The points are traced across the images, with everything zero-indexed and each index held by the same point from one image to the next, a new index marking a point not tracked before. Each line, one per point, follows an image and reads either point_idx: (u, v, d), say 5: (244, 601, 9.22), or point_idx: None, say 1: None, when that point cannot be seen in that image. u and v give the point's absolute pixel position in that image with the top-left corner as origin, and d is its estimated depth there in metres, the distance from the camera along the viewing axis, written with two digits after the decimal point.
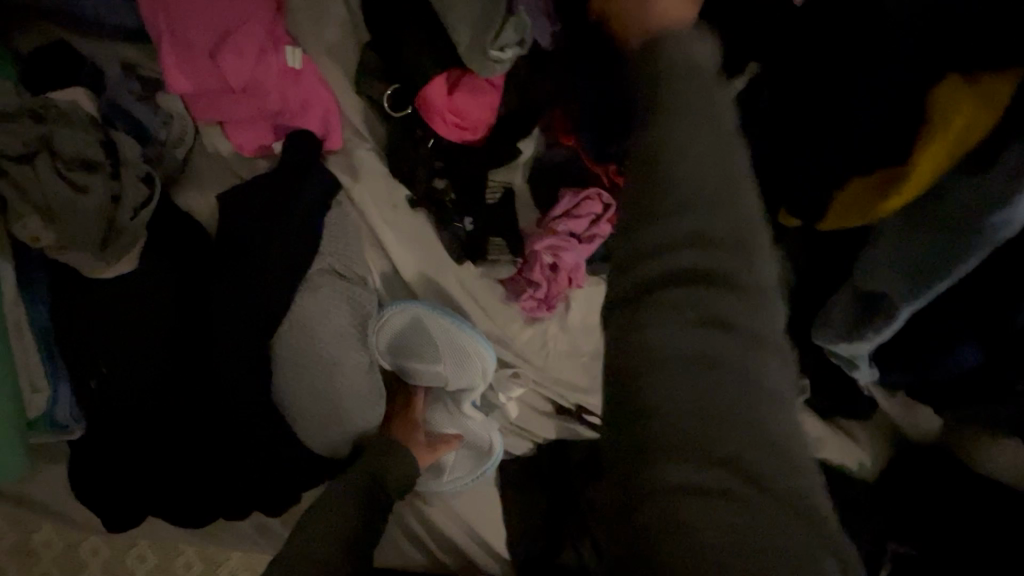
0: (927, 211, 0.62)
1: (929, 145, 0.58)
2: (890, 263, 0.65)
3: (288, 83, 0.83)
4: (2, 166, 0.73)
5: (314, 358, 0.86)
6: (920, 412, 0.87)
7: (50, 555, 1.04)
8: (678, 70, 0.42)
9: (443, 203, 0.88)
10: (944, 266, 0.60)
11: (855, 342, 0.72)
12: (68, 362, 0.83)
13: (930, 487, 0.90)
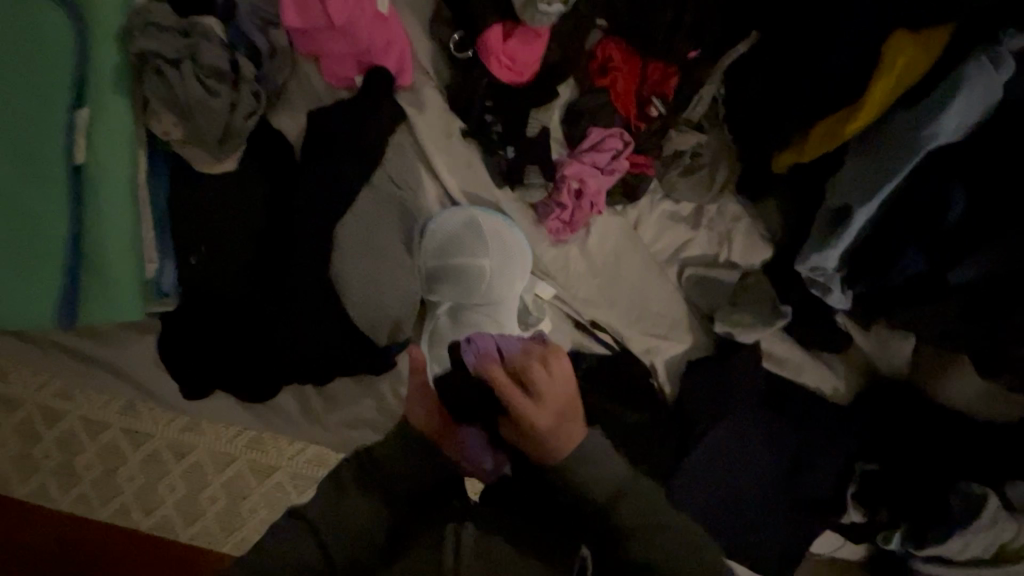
0: (878, 136, 0.81)
1: (881, 80, 0.78)
2: (856, 177, 0.82)
3: (378, 26, 1.00)
4: (159, 67, 0.93)
5: (373, 246, 1.04)
6: (893, 346, 1.07)
7: (125, 425, 1.21)
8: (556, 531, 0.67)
9: (491, 134, 1.06)
10: (894, 170, 0.77)
11: (830, 250, 0.86)
12: (177, 240, 1.03)
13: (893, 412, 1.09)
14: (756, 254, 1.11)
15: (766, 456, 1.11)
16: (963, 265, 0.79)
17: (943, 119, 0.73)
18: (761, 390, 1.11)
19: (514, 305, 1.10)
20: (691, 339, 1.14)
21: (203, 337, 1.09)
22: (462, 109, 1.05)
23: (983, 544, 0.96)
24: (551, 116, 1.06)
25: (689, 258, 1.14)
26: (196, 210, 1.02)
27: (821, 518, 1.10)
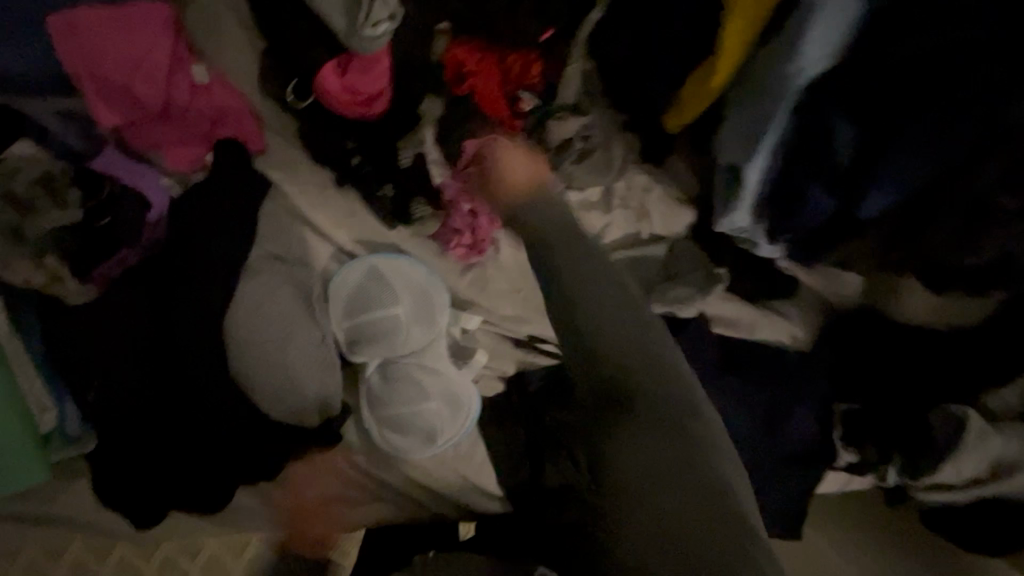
0: (745, 79, 0.76)
1: (730, 21, 0.72)
2: (736, 128, 0.77)
3: (200, 97, 0.93)
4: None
5: (266, 333, 0.95)
6: (840, 279, 1.04)
7: None
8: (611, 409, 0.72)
9: (361, 176, 0.97)
10: (767, 118, 0.73)
11: (733, 210, 0.81)
12: (67, 379, 0.96)
13: (864, 344, 1.03)
14: (677, 220, 1.05)
15: (744, 424, 1.04)
16: (872, 192, 0.71)
17: (801, 53, 0.68)
18: (718, 358, 1.05)
19: (443, 345, 1.04)
20: (636, 326, 1.07)
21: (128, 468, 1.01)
22: (323, 158, 0.97)
23: (975, 462, 0.90)
24: (422, 140, 0.97)
25: (611, 244, 1.06)
26: (76, 344, 0.95)
27: (814, 468, 1.05)
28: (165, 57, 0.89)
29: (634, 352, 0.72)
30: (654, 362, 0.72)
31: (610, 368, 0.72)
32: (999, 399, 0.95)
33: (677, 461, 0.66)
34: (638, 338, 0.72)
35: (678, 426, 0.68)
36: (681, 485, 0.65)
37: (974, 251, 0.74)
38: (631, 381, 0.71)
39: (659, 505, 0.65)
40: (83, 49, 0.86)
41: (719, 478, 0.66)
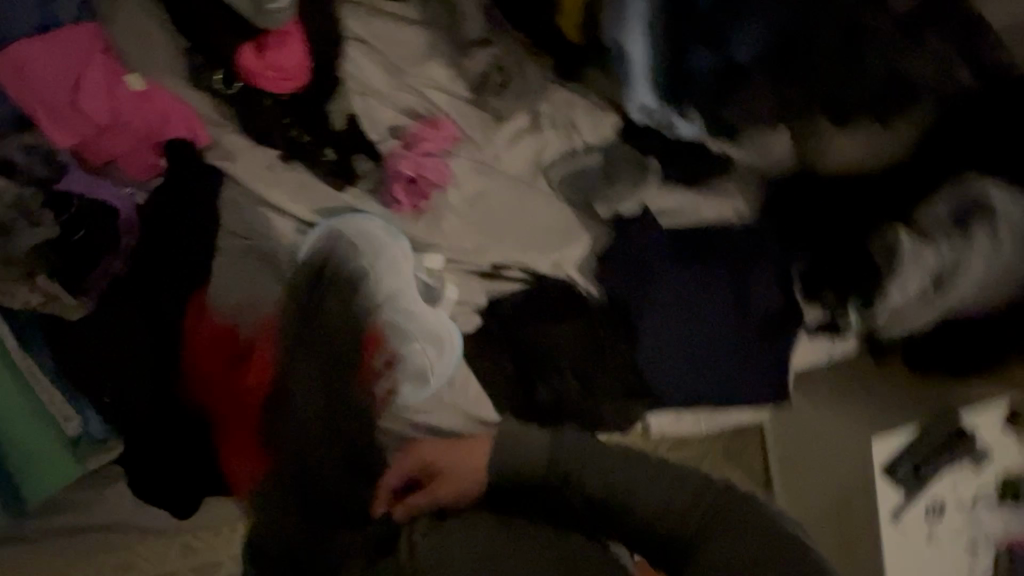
0: None
1: None
2: (613, 20, 0.99)
3: (140, 103, 1.00)
4: None
5: (246, 306, 1.07)
6: (771, 145, 1.07)
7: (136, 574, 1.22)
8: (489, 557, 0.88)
9: (303, 146, 1.05)
10: (627, 10, 0.98)
11: (631, 93, 1.02)
12: (81, 388, 1.04)
13: (804, 201, 1.07)
14: (604, 125, 1.11)
15: (710, 303, 1.11)
16: (734, 38, 0.97)
17: None
18: (674, 248, 1.11)
19: (413, 288, 1.10)
20: (590, 234, 1.13)
21: (162, 460, 1.10)
22: (266, 137, 1.04)
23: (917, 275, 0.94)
24: (350, 103, 1.05)
25: (548, 162, 1.12)
26: (80, 354, 1.03)
27: (784, 329, 1.11)
28: (99, 76, 0.98)
29: (652, 496, 0.88)
30: (632, 456, 0.92)
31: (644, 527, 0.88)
32: (936, 218, 0.99)
33: (732, 545, 0.81)
34: (660, 479, 0.89)
35: (716, 509, 0.85)
36: (726, 531, 0.82)
37: None
38: (677, 501, 0.87)
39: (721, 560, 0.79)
40: (29, 84, 0.97)
41: (753, 522, 0.82)
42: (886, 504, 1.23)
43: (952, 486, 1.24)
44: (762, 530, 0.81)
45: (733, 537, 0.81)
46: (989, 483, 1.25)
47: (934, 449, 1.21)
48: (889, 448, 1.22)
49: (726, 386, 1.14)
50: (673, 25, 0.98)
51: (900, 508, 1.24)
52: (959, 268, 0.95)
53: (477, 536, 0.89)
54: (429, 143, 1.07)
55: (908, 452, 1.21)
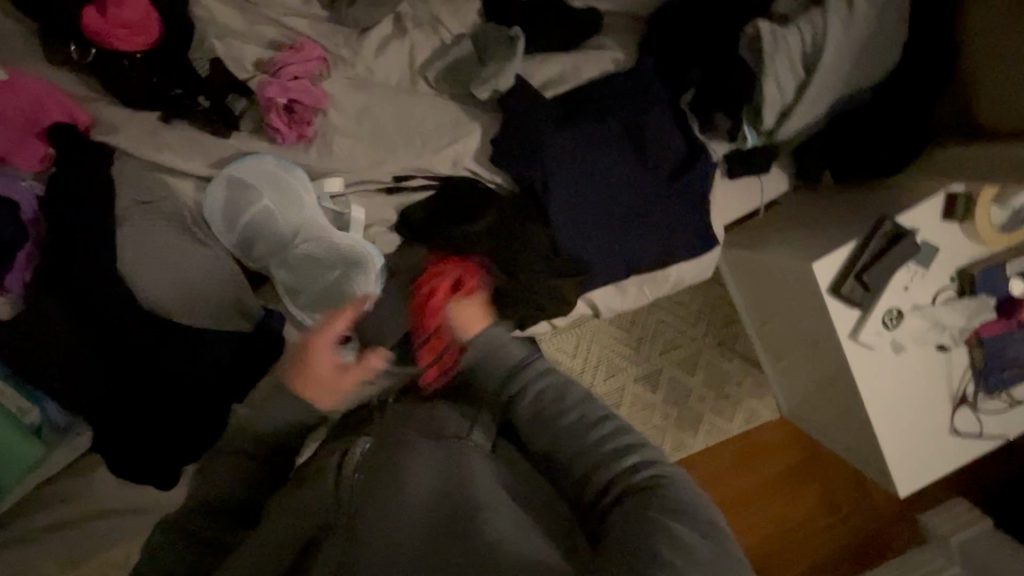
0: None
1: None
2: None
3: (10, 94, 1.02)
4: None
5: (162, 267, 1.08)
6: None
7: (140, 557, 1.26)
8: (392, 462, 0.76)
9: (176, 101, 1.06)
10: None
11: None
12: (33, 378, 1.09)
13: (676, 35, 1.08)
14: (467, 12, 1.11)
15: (609, 161, 1.10)
16: None
17: None
18: (559, 114, 1.10)
19: (320, 216, 1.13)
20: (479, 123, 1.14)
21: (130, 434, 1.15)
22: (137, 99, 1.06)
23: (784, 69, 0.92)
24: (210, 45, 1.06)
25: (420, 62, 1.12)
26: (19, 347, 1.07)
27: (690, 170, 1.11)
28: None
29: (580, 451, 0.71)
30: (548, 422, 0.75)
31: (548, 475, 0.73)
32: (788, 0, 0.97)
33: (636, 532, 0.60)
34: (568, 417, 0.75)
35: (638, 512, 0.62)
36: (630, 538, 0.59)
37: None
38: (572, 458, 0.71)
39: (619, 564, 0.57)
40: None
41: (668, 528, 0.59)
42: (843, 323, 1.23)
43: (905, 289, 1.23)
44: (674, 507, 0.62)
45: (638, 524, 0.61)
46: (943, 279, 1.23)
47: (875, 257, 1.19)
48: (834, 268, 1.20)
49: (651, 241, 1.16)
50: None
51: (859, 322, 1.23)
52: (821, 43, 0.92)
53: (390, 464, 0.71)
54: (295, 68, 1.07)
55: (853, 267, 1.20)
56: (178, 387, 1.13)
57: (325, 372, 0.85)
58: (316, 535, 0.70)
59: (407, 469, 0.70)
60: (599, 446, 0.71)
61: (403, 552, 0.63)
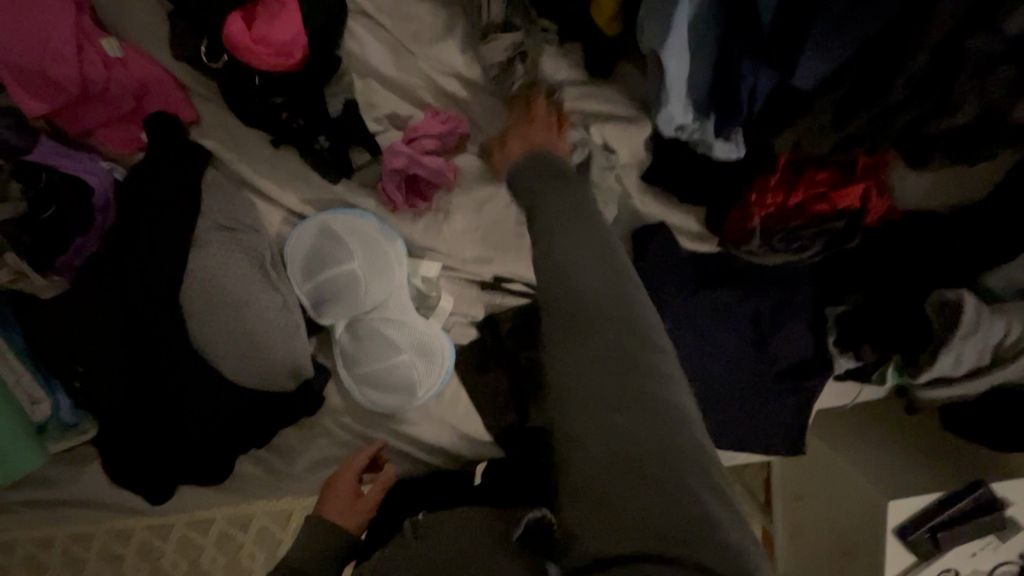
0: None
1: None
2: (653, 13, 0.74)
3: (119, 72, 0.90)
4: None
5: (223, 304, 0.97)
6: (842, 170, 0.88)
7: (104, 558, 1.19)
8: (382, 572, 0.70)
9: (297, 133, 0.96)
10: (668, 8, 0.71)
11: (664, 112, 0.79)
12: (52, 370, 0.99)
13: (864, 248, 0.93)
14: (635, 136, 0.98)
15: (728, 342, 0.98)
16: (801, 63, 0.66)
17: None
18: (693, 275, 0.99)
19: (405, 293, 1.02)
20: None
21: (136, 449, 1.06)
22: (254, 118, 0.95)
23: (977, 349, 0.80)
24: (350, 85, 0.95)
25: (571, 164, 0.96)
26: (52, 336, 0.98)
27: (812, 379, 0.99)
28: (69, 33, 0.86)
29: (575, 299, 0.62)
30: (574, 242, 0.67)
31: (556, 313, 0.62)
32: (1006, 272, 0.86)
33: (632, 399, 0.54)
34: (596, 258, 0.65)
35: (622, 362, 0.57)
36: (619, 404, 0.54)
37: (951, 108, 0.68)
38: (576, 324, 0.61)
39: (598, 432, 0.53)
40: None
41: (647, 427, 0.53)
42: (893, 565, 1.14)
43: (971, 554, 1.14)
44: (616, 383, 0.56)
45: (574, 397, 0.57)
46: (1014, 557, 1.14)
47: (954, 520, 1.10)
48: (914, 510, 1.11)
49: (744, 434, 1.03)
50: (744, 33, 0.70)
51: (908, 571, 1.15)
52: None
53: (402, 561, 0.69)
54: (433, 141, 0.96)
55: (928, 520, 1.11)
56: (195, 424, 1.02)
57: (346, 497, 0.98)
58: None
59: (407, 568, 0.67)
60: (631, 318, 0.61)
61: None
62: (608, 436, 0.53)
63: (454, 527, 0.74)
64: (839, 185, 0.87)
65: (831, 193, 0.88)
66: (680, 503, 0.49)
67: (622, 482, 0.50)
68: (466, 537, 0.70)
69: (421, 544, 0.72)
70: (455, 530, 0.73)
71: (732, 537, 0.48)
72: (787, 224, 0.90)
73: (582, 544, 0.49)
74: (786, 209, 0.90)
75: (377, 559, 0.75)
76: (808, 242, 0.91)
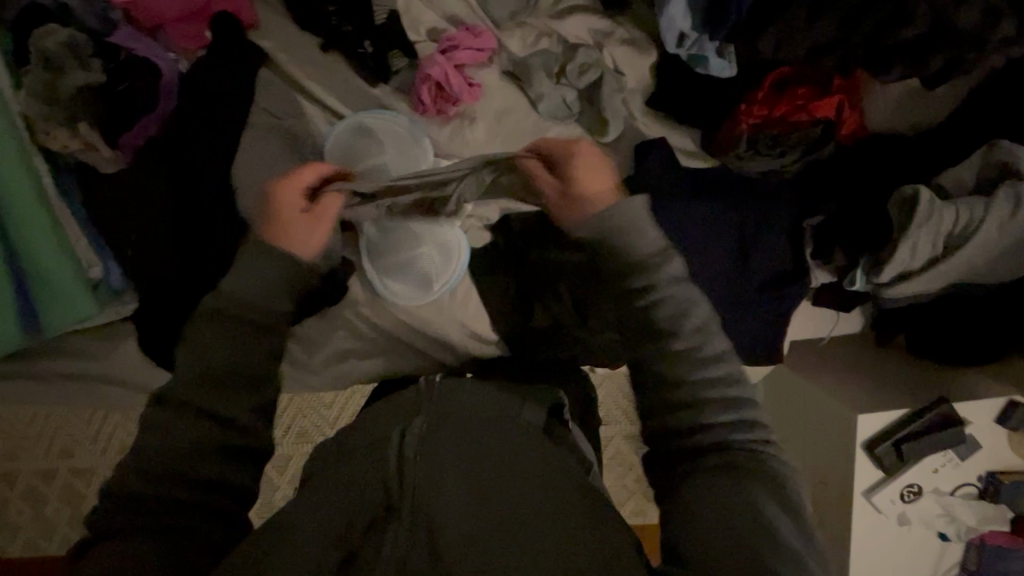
0: None
1: None
2: None
3: None
4: (39, 77, 1.00)
5: (267, 183, 1.08)
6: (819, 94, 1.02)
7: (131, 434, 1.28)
8: (418, 438, 0.68)
9: (344, 37, 1.08)
10: None
11: (666, 16, 0.92)
12: (107, 238, 1.10)
13: (841, 164, 1.05)
14: (642, 62, 1.11)
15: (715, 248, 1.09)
16: None
17: None
18: (690, 187, 1.09)
19: None
20: (610, 165, 1.14)
21: (167, 323, 1.14)
22: (309, 23, 1.09)
23: (928, 239, 0.92)
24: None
25: (583, 84, 1.11)
26: (110, 205, 1.08)
27: (789, 287, 1.10)
28: None
29: (691, 393, 0.66)
30: (677, 354, 0.67)
31: (671, 416, 0.66)
32: (959, 176, 0.96)
33: (750, 504, 0.60)
34: (718, 382, 0.66)
35: (738, 469, 0.62)
36: (733, 519, 0.59)
37: (906, 14, 0.82)
38: (693, 440, 0.65)
39: (710, 521, 0.59)
40: None
41: (766, 500, 0.60)
42: (862, 479, 1.24)
43: (933, 471, 1.22)
44: (702, 409, 0.65)
45: (708, 487, 0.61)
46: (975, 479, 1.23)
47: (916, 435, 1.19)
48: (876, 426, 1.22)
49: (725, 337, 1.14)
50: None
51: (874, 486, 1.24)
52: (974, 228, 0.91)
53: (450, 465, 0.65)
54: (463, 50, 1.08)
55: (894, 433, 1.21)
56: None
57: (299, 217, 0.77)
58: (371, 517, 0.62)
59: (464, 457, 0.66)
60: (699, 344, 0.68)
61: (428, 522, 0.61)
62: (706, 423, 0.65)
63: (484, 406, 0.74)
64: (816, 98, 1.01)
65: (810, 105, 1.01)
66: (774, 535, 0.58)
67: (742, 548, 0.57)
68: (494, 412, 0.73)
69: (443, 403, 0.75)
70: (484, 401, 0.76)
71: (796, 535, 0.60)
72: (779, 133, 1.03)
73: None
74: (770, 119, 1.03)
75: (409, 426, 0.70)
76: (789, 149, 1.05)
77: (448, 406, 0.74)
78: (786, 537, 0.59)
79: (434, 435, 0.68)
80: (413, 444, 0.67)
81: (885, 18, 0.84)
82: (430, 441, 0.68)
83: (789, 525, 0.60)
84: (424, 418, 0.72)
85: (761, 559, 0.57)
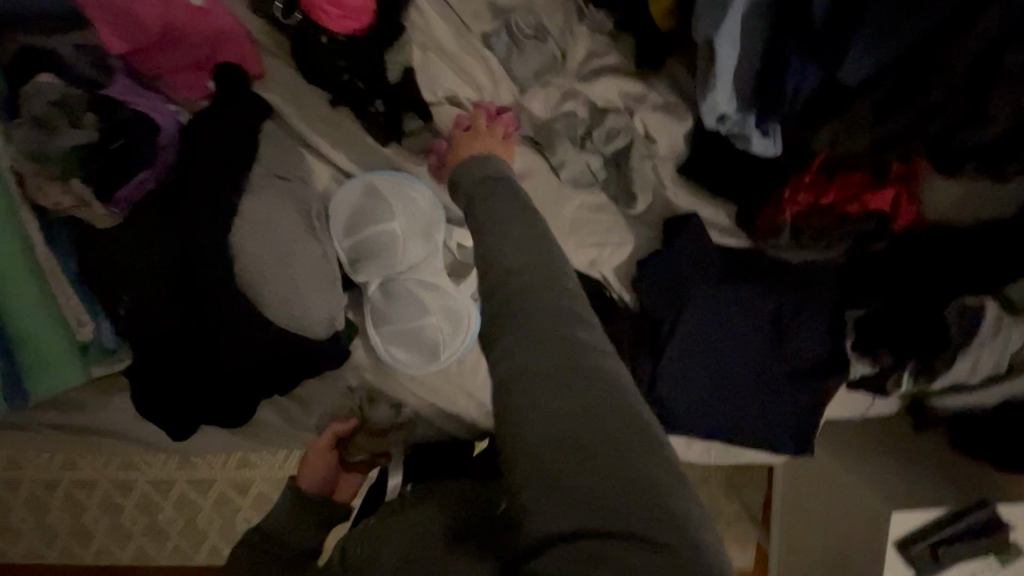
0: None
1: None
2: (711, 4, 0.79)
3: (198, 19, 0.96)
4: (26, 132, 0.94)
5: (265, 249, 1.00)
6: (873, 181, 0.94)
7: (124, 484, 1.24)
8: (356, 543, 0.69)
9: (356, 94, 1.01)
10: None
11: (712, 96, 0.82)
12: (97, 296, 1.04)
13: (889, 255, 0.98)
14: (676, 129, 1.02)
15: (744, 335, 1.02)
16: (850, 55, 0.71)
17: None
18: (720, 269, 1.01)
19: (441, 258, 1.06)
20: (634, 238, 1.06)
21: (163, 382, 1.10)
22: (317, 77, 1.00)
23: (994, 356, 0.88)
24: (411, 55, 1.01)
25: (608, 151, 1.02)
26: (98, 262, 1.01)
27: (824, 380, 1.01)
28: None
29: (492, 284, 0.56)
30: (522, 263, 0.56)
31: (507, 336, 0.52)
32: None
33: (588, 405, 0.47)
34: (533, 252, 0.57)
35: (574, 365, 0.49)
36: (570, 433, 0.47)
37: (985, 116, 0.73)
38: (504, 316, 0.53)
39: (546, 405, 0.48)
40: None
41: (608, 414, 0.47)
42: None
43: None
44: (532, 291, 0.54)
45: (524, 379, 0.49)
46: None
47: (958, 538, 1.07)
48: (915, 523, 1.09)
49: (752, 429, 1.05)
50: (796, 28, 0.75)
51: None
52: None
53: (383, 551, 0.65)
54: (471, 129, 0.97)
55: (928, 533, 1.08)
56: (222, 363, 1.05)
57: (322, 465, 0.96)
58: None
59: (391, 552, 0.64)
60: (552, 288, 0.54)
61: None
62: (513, 314, 0.53)
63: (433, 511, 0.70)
64: (869, 188, 0.93)
65: (863, 195, 0.93)
66: (620, 464, 0.45)
67: (576, 458, 0.46)
68: (453, 507, 0.69)
69: (403, 503, 0.74)
70: (459, 501, 0.71)
71: (684, 527, 0.44)
72: (830, 225, 0.94)
73: (536, 527, 0.45)
74: (816, 208, 0.94)
75: (357, 533, 0.71)
76: (840, 240, 0.95)
77: (399, 509, 0.72)
78: (651, 476, 0.45)
79: (370, 537, 0.69)
80: (351, 544, 0.69)
81: (958, 122, 0.75)
82: (360, 548, 0.68)
83: (649, 462, 0.46)
84: (386, 513, 0.73)
85: (599, 507, 0.44)
